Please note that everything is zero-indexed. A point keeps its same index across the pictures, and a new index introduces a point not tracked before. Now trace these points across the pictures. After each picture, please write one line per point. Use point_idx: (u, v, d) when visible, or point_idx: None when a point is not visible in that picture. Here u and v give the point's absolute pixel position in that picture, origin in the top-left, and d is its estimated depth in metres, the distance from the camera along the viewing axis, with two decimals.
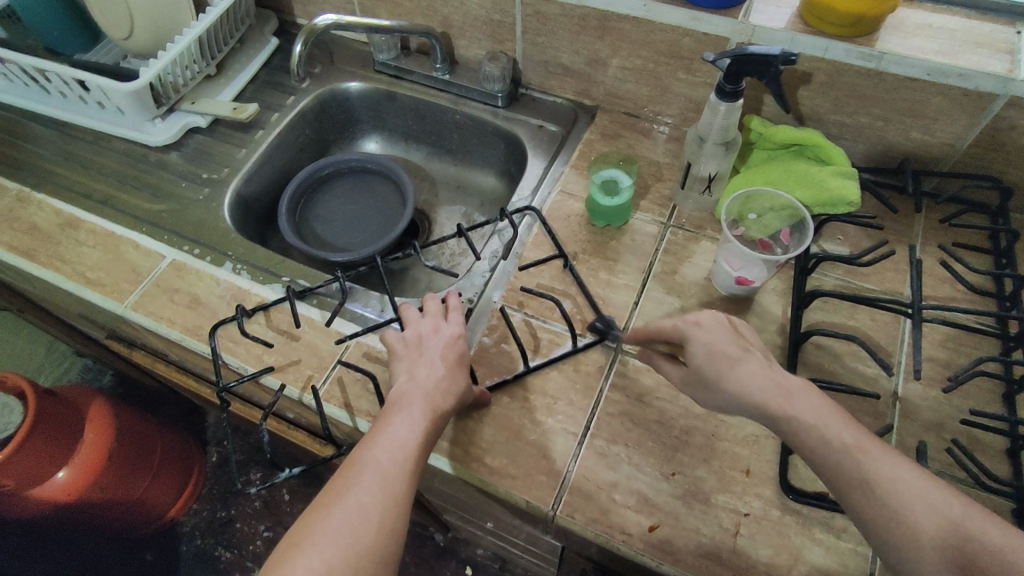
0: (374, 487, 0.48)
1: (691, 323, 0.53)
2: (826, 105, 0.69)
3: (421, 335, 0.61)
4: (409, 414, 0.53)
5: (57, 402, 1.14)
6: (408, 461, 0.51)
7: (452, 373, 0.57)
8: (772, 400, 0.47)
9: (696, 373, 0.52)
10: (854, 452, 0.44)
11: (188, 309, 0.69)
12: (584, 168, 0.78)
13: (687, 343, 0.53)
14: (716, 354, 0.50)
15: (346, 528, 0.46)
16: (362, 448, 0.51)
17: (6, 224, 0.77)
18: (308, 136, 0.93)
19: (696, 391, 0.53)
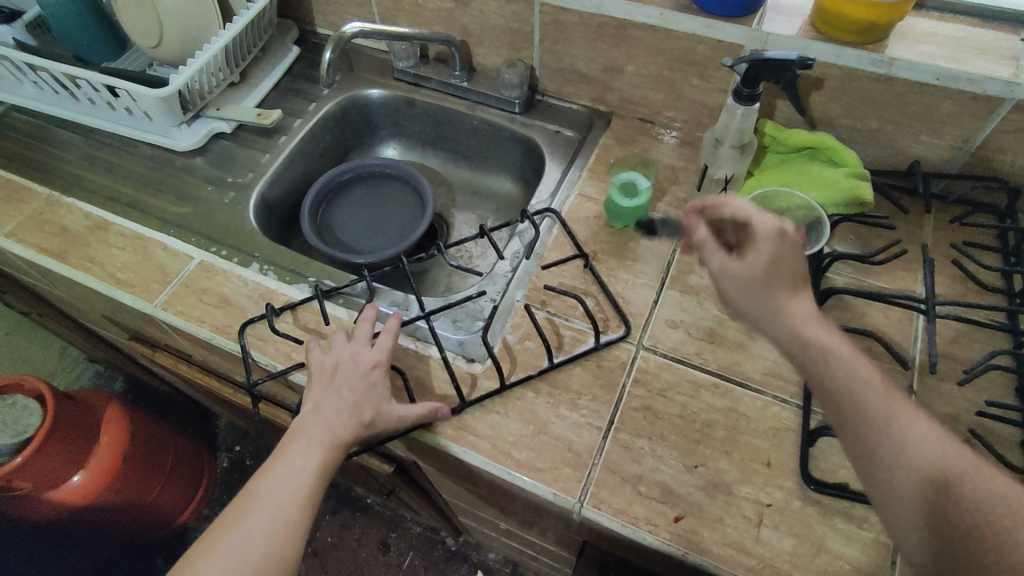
0: (262, 518, 0.53)
1: (772, 227, 0.50)
2: (837, 110, 0.71)
3: (339, 360, 0.60)
4: (306, 446, 0.56)
5: (76, 405, 1.13)
6: (298, 494, 0.54)
7: (359, 407, 0.57)
8: (809, 329, 0.47)
9: (749, 271, 0.49)
10: (881, 407, 0.43)
11: (217, 308, 0.71)
12: (600, 171, 0.80)
13: (755, 241, 0.50)
14: (777, 263, 0.49)
15: (229, 558, 0.52)
16: (260, 476, 0.56)
17: (36, 226, 0.78)
18: (328, 142, 0.95)
19: (735, 288, 0.50)
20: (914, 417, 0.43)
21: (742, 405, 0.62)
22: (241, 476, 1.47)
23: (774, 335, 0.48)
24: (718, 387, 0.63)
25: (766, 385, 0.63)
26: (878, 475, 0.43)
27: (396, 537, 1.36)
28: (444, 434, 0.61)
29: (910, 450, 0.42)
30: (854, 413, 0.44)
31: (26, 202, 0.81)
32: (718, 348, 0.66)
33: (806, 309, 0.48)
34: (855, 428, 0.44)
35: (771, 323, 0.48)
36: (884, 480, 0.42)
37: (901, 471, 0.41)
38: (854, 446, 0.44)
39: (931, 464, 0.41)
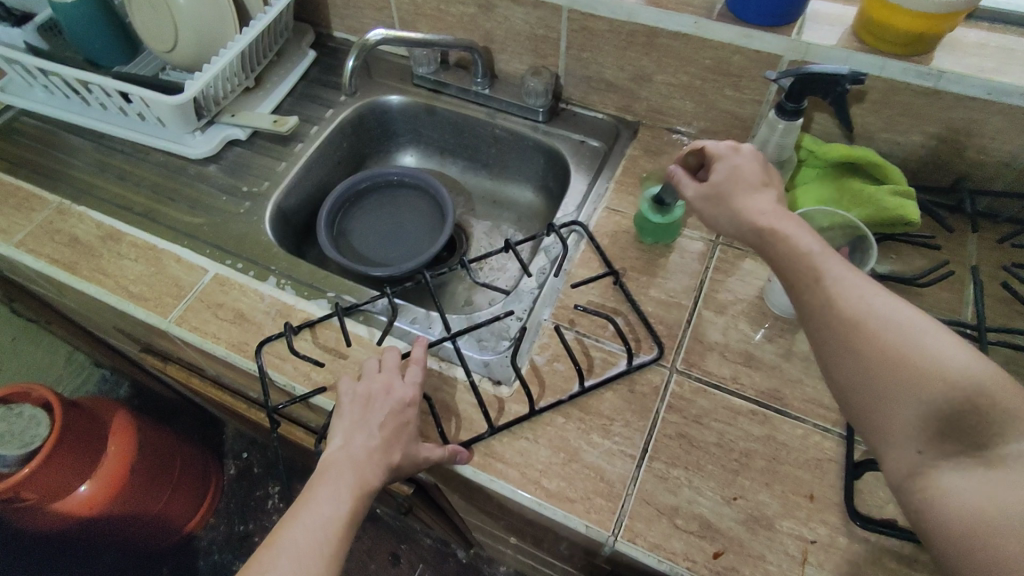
0: (286, 574, 0.48)
1: (729, 147, 0.54)
2: (879, 123, 0.68)
3: (371, 393, 0.58)
4: (334, 491, 0.52)
5: (82, 414, 1.11)
6: (325, 544, 0.50)
7: (390, 444, 0.55)
8: (766, 219, 0.48)
9: (714, 187, 0.53)
10: (842, 281, 0.42)
11: (233, 323, 0.68)
12: (629, 183, 0.77)
13: (717, 161, 0.54)
14: (737, 175, 0.52)
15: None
16: (282, 527, 0.51)
17: (46, 236, 0.76)
18: (345, 149, 0.93)
19: (705, 208, 0.54)
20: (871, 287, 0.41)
21: (782, 433, 0.59)
22: (248, 484, 1.46)
23: (735, 233, 0.51)
24: (757, 414, 0.60)
25: (806, 412, 0.60)
26: (826, 343, 0.41)
27: (406, 548, 1.34)
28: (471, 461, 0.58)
29: (860, 311, 0.40)
30: (807, 283, 0.43)
31: (35, 210, 0.78)
32: (755, 372, 0.63)
33: (763, 206, 0.49)
34: (807, 302, 0.43)
35: (732, 223, 0.51)
36: (833, 345, 0.41)
37: (849, 331, 0.40)
38: (805, 311, 0.43)
39: (882, 332, 0.39)
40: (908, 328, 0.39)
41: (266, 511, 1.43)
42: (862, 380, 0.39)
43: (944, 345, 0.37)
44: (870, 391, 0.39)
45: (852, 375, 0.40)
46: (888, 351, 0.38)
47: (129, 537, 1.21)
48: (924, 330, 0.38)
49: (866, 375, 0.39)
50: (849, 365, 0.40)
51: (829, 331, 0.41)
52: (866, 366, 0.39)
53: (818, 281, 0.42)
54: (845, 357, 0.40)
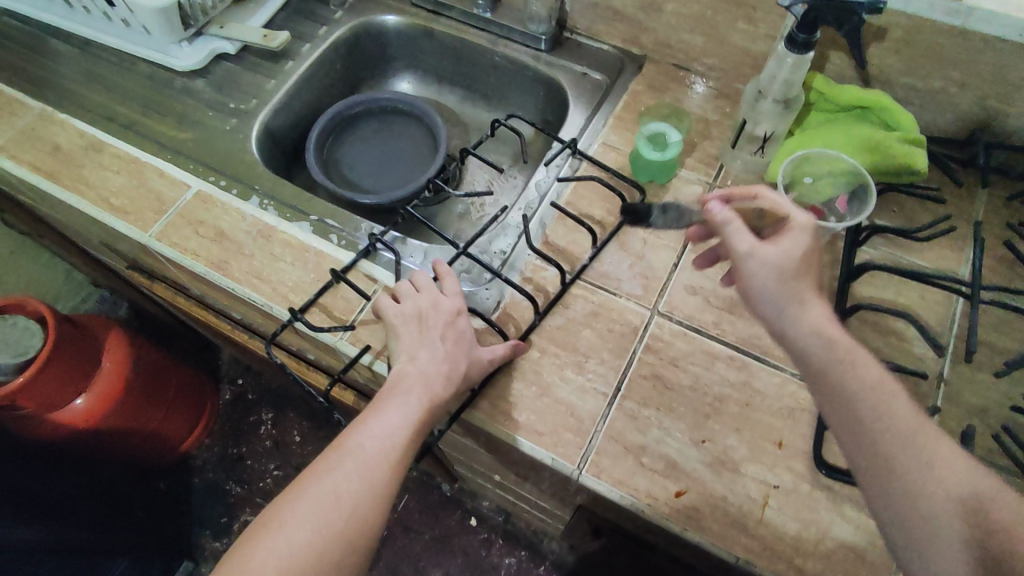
0: (352, 475, 0.48)
1: (809, 225, 0.49)
2: (897, 66, 0.64)
3: (422, 309, 0.57)
4: (403, 402, 0.51)
5: (78, 329, 1.11)
6: (391, 452, 0.50)
7: (454, 355, 0.55)
8: (833, 330, 0.46)
9: (783, 261, 0.47)
10: (844, 340, 0.45)
11: (213, 241, 0.67)
12: (628, 120, 0.74)
13: (789, 234, 0.49)
14: (809, 260, 0.48)
15: (321, 517, 0.46)
16: (351, 430, 0.51)
17: (29, 142, 0.74)
18: (339, 71, 0.89)
19: (764, 275, 0.47)
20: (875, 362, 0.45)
21: (758, 381, 0.58)
22: (243, 409, 1.50)
23: (790, 333, 0.46)
24: (734, 360, 0.59)
25: (785, 361, 0.59)
26: (827, 378, 0.45)
27: None
28: None
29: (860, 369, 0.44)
30: (801, 314, 0.46)
31: (17, 116, 0.77)
32: (739, 319, 0.62)
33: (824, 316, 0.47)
34: (804, 330, 0.46)
35: (790, 317, 0.46)
36: (834, 384, 0.44)
37: (843, 379, 0.44)
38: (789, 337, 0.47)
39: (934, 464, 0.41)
40: (907, 413, 0.43)
41: (259, 436, 1.47)
42: (856, 424, 0.43)
43: (939, 444, 0.42)
44: (866, 458, 0.43)
45: (841, 404, 0.44)
46: (893, 424, 0.42)
47: (126, 452, 1.25)
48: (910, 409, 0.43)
49: (876, 432, 0.42)
50: (849, 417, 0.43)
51: (839, 377, 0.44)
52: (855, 421, 0.43)
53: (818, 329, 0.46)
54: (852, 408, 0.43)
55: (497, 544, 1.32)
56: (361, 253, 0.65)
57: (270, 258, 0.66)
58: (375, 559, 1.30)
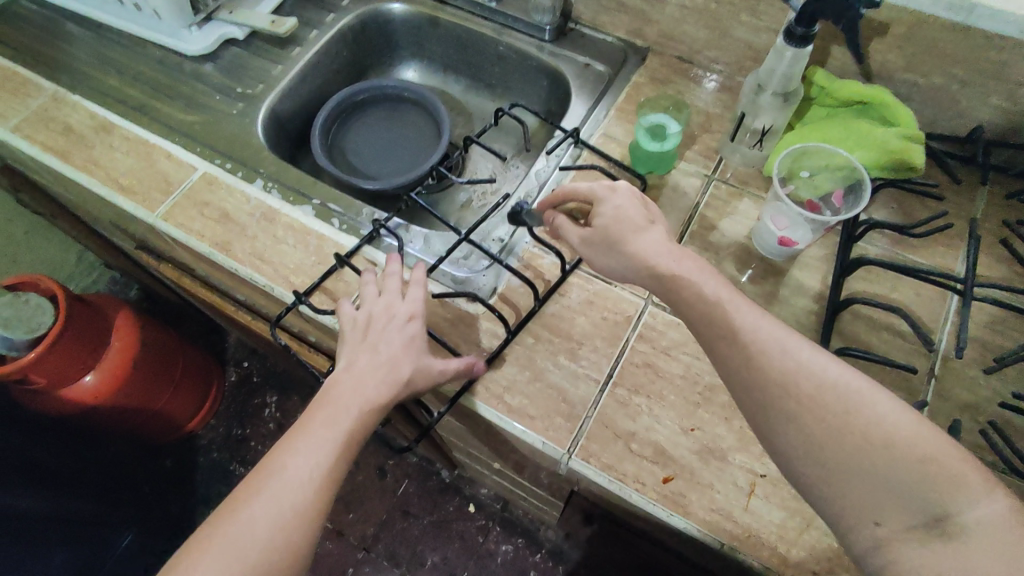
0: (273, 500, 0.47)
1: (606, 189, 0.53)
2: (899, 62, 0.64)
3: (372, 315, 0.57)
4: (332, 418, 0.51)
5: (89, 308, 1.12)
6: (317, 472, 0.48)
7: (395, 363, 0.54)
8: (662, 262, 0.48)
9: (600, 234, 0.53)
10: (764, 341, 0.42)
11: (218, 222, 0.69)
12: (629, 111, 0.74)
13: (598, 206, 0.53)
14: (623, 219, 0.51)
15: (238, 550, 0.45)
16: (276, 453, 0.50)
17: (41, 122, 0.76)
18: (346, 58, 0.90)
19: (598, 255, 0.54)
20: (797, 342, 0.42)
21: None
22: (248, 391, 1.53)
23: (637, 277, 0.51)
24: None
25: None
26: (771, 416, 0.41)
27: (392, 464, 1.40)
28: None
29: (791, 378, 0.40)
30: (727, 342, 0.43)
31: (30, 96, 0.78)
32: None
33: (659, 245, 0.50)
34: (732, 362, 0.43)
35: (634, 272, 0.51)
36: (775, 419, 0.40)
37: (783, 403, 0.40)
38: (730, 373, 0.43)
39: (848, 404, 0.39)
40: (849, 392, 0.39)
41: (263, 418, 1.50)
42: (817, 456, 0.38)
43: (893, 411, 0.38)
44: (842, 487, 0.38)
45: (793, 441, 0.40)
46: (845, 423, 0.38)
47: (130, 431, 1.27)
48: (850, 380, 0.39)
49: (834, 451, 0.38)
50: (811, 446, 0.39)
51: (774, 405, 0.40)
52: (810, 445, 0.39)
53: (749, 348, 0.42)
54: (805, 434, 0.39)
55: (495, 531, 1.34)
56: (365, 239, 0.66)
57: (272, 240, 0.68)
58: (374, 542, 1.32)
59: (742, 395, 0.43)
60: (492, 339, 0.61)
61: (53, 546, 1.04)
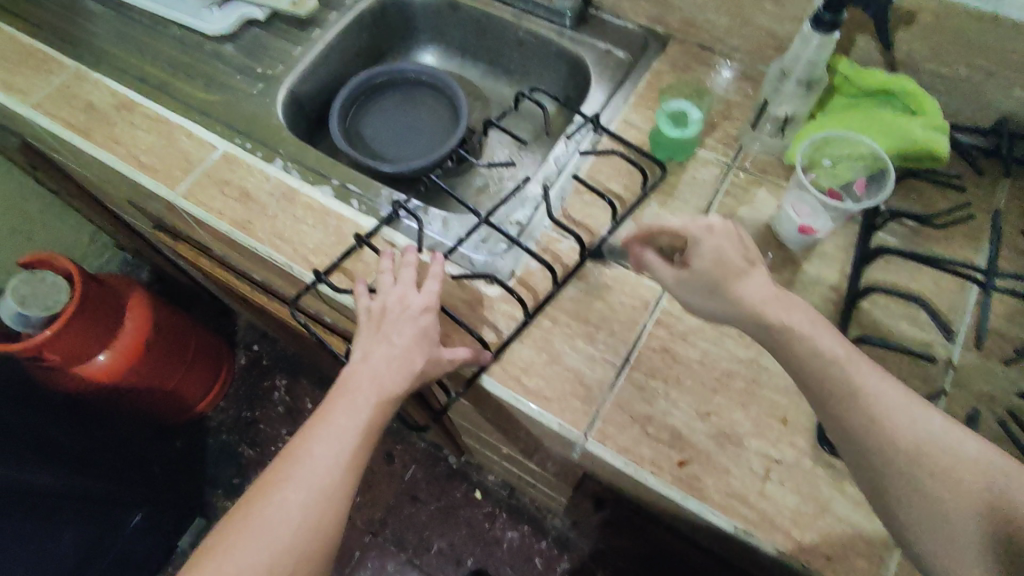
0: (302, 485, 0.50)
1: (703, 228, 0.50)
2: (924, 51, 0.63)
3: (387, 307, 0.57)
4: (352, 407, 0.53)
5: (102, 287, 1.13)
6: (342, 459, 0.52)
7: (409, 352, 0.55)
8: (769, 309, 0.47)
9: (696, 277, 0.50)
10: (887, 405, 0.44)
11: (238, 201, 0.69)
12: (649, 98, 0.74)
13: (695, 246, 0.50)
14: (724, 263, 0.49)
15: (271, 532, 0.49)
16: (301, 440, 0.53)
17: (62, 99, 0.76)
18: (365, 41, 0.90)
19: (691, 296, 0.51)
20: (924, 412, 0.44)
21: (766, 359, 0.59)
22: (258, 374, 1.55)
23: (734, 321, 0.50)
24: (744, 338, 0.60)
25: None
26: (890, 483, 0.43)
27: (400, 449, 1.41)
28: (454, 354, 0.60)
29: (920, 447, 0.42)
30: (848, 404, 0.44)
31: (52, 73, 0.78)
32: None
33: (758, 290, 0.48)
34: (854, 427, 0.44)
35: (733, 317, 0.49)
36: (896, 485, 0.43)
37: (907, 471, 0.42)
38: (849, 433, 0.44)
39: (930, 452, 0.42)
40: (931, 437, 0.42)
41: (272, 401, 1.52)
42: (937, 525, 0.41)
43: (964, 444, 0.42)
44: (958, 556, 0.40)
45: (914, 509, 0.42)
46: (974, 495, 0.41)
47: (145, 409, 1.30)
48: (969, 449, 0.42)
49: (955, 518, 0.40)
50: (934, 516, 0.41)
51: (900, 472, 0.42)
52: (933, 514, 0.41)
53: (867, 408, 0.44)
54: (924, 504, 0.41)
55: (501, 518, 1.34)
56: (384, 220, 0.66)
57: (292, 220, 0.68)
58: (381, 526, 1.34)
59: (858, 457, 0.45)
60: (509, 321, 0.61)
61: (68, 521, 1.05)
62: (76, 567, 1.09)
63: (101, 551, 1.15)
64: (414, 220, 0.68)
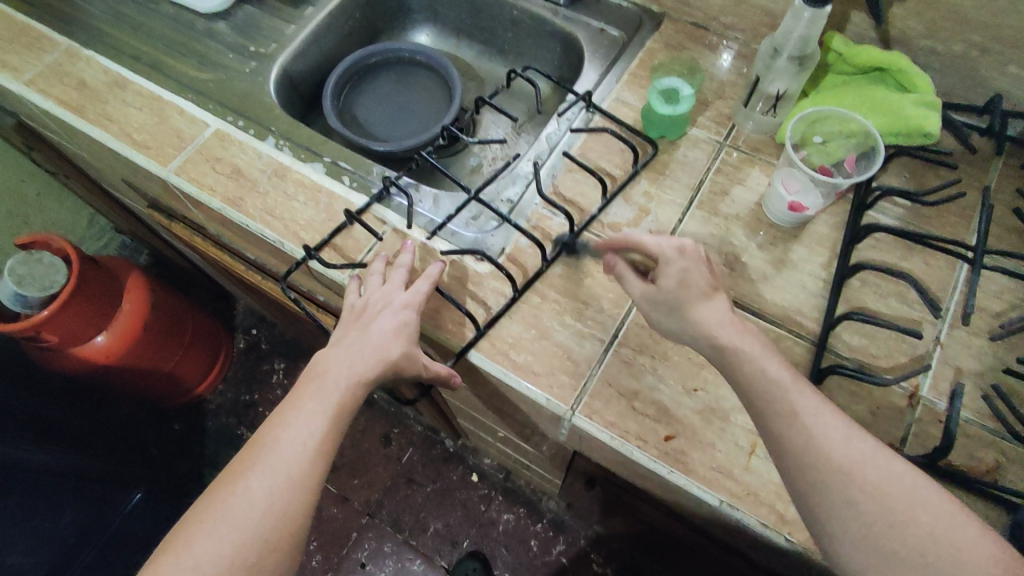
0: (267, 472, 0.48)
1: (674, 249, 0.52)
2: (918, 28, 0.63)
3: (370, 302, 0.57)
4: (322, 391, 0.51)
5: (100, 269, 1.14)
6: (309, 444, 0.49)
7: (384, 344, 0.54)
8: (722, 332, 0.49)
9: (662, 294, 0.51)
10: (826, 428, 0.43)
11: (230, 178, 0.69)
12: (642, 76, 0.74)
13: (665, 263, 0.52)
14: (686, 285, 0.50)
15: (233, 516, 0.46)
16: (269, 426, 0.50)
17: (55, 77, 0.76)
18: (358, 20, 0.90)
19: (655, 311, 0.53)
20: (858, 434, 0.43)
21: (754, 335, 0.59)
22: (256, 358, 1.56)
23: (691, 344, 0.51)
24: (732, 314, 0.60)
25: (783, 318, 0.60)
26: (826, 501, 0.41)
27: (398, 432, 1.42)
28: (444, 329, 0.60)
29: (856, 467, 0.41)
30: (790, 424, 0.44)
31: (44, 50, 0.78)
32: (740, 275, 0.62)
33: (715, 316, 0.50)
34: (794, 445, 0.43)
35: (692, 337, 0.50)
36: (831, 503, 0.41)
37: (841, 492, 0.41)
38: (787, 452, 0.43)
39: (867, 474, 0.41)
40: (872, 462, 0.41)
41: (271, 384, 1.53)
42: (870, 545, 0.39)
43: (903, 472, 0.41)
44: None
45: (849, 529, 0.40)
46: (904, 517, 0.39)
47: (142, 392, 1.30)
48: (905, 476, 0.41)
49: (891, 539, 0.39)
50: (866, 536, 0.40)
51: (834, 493, 0.41)
52: (868, 535, 0.40)
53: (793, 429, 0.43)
54: (861, 524, 0.40)
55: (497, 500, 1.35)
56: (374, 197, 0.66)
57: (284, 197, 0.68)
58: (378, 508, 1.35)
59: (793, 477, 0.43)
60: (498, 297, 0.61)
61: (65, 501, 1.06)
62: (76, 544, 1.11)
63: (102, 527, 1.16)
64: (404, 197, 0.68)
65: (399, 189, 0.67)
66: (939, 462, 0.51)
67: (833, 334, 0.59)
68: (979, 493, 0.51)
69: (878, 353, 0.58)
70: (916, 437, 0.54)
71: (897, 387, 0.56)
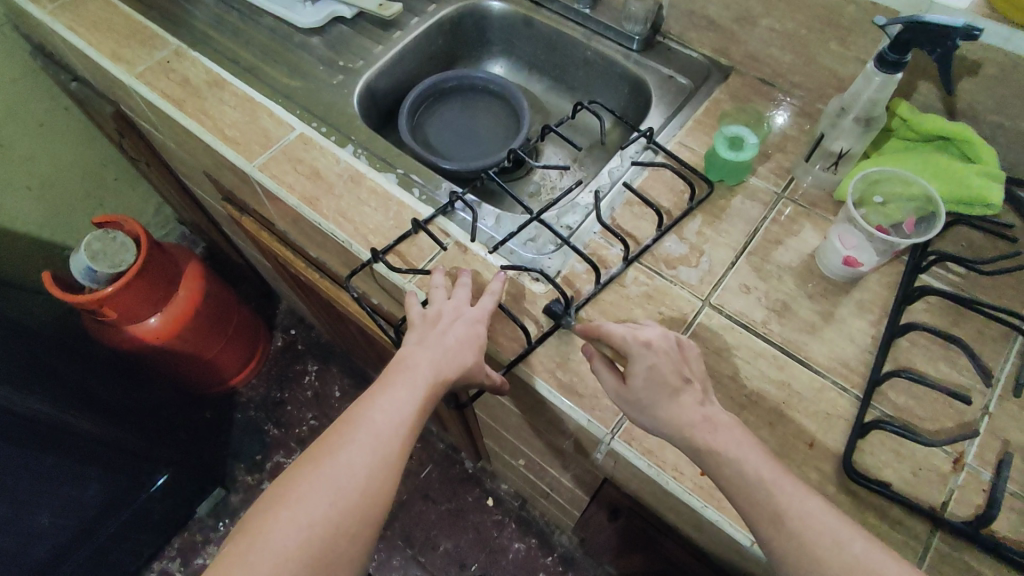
0: (365, 450, 0.48)
1: (640, 343, 0.53)
2: (987, 102, 0.65)
3: (443, 312, 0.58)
4: (412, 381, 0.52)
5: (164, 254, 1.19)
6: (402, 429, 0.50)
7: (461, 348, 0.56)
8: (697, 432, 0.49)
9: (633, 393, 0.53)
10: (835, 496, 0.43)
11: (308, 178, 0.74)
12: (706, 123, 0.77)
13: (632, 360, 0.53)
14: (657, 381, 0.52)
15: (334, 488, 0.46)
16: (359, 407, 0.51)
17: (162, 72, 0.83)
18: (440, 46, 0.96)
19: (631, 410, 0.54)
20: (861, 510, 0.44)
21: (798, 382, 0.60)
22: (292, 357, 1.61)
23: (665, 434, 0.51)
24: (778, 359, 0.61)
25: (827, 368, 0.60)
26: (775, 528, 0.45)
27: (419, 447, 1.43)
28: (496, 340, 0.62)
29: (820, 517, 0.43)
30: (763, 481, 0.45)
31: (156, 48, 0.85)
32: (788, 323, 0.63)
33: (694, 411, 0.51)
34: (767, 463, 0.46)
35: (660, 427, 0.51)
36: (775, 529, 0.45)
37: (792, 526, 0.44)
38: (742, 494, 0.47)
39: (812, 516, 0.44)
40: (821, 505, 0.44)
41: (302, 385, 1.57)
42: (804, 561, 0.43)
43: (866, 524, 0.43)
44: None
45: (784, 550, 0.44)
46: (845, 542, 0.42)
47: (182, 376, 1.35)
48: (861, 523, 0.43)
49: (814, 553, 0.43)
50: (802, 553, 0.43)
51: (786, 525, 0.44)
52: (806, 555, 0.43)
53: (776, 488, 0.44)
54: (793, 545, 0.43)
55: (509, 528, 1.35)
56: (440, 209, 0.70)
57: (357, 202, 0.72)
58: (391, 520, 1.35)
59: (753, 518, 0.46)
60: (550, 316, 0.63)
61: (94, 476, 1.09)
62: (98, 518, 1.13)
63: (126, 504, 1.19)
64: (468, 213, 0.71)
65: (464, 205, 0.71)
66: (983, 529, 0.50)
67: (877, 391, 0.59)
68: (1020, 568, 0.50)
69: (923, 415, 0.58)
70: (957, 502, 0.53)
71: (941, 451, 0.56)
